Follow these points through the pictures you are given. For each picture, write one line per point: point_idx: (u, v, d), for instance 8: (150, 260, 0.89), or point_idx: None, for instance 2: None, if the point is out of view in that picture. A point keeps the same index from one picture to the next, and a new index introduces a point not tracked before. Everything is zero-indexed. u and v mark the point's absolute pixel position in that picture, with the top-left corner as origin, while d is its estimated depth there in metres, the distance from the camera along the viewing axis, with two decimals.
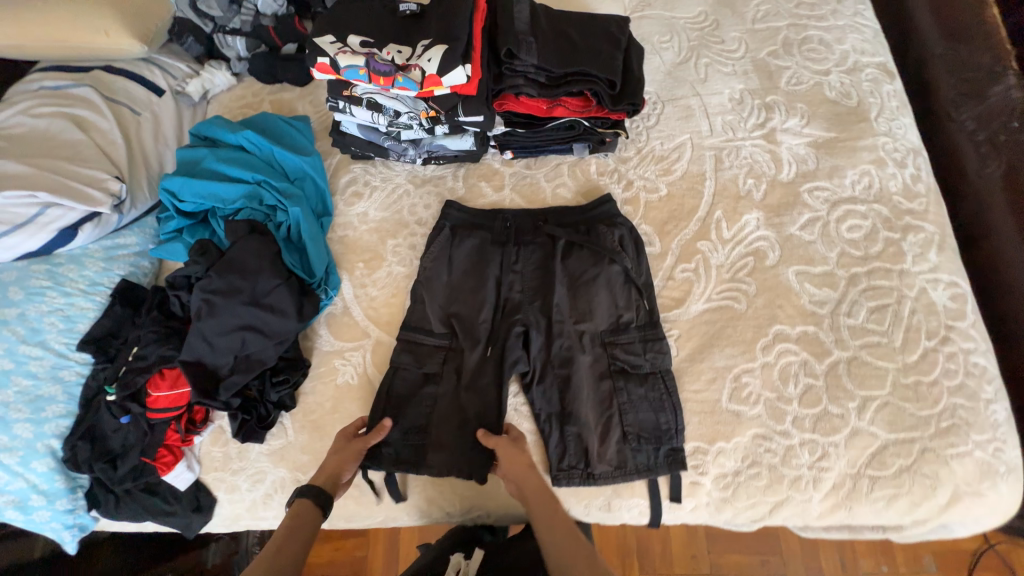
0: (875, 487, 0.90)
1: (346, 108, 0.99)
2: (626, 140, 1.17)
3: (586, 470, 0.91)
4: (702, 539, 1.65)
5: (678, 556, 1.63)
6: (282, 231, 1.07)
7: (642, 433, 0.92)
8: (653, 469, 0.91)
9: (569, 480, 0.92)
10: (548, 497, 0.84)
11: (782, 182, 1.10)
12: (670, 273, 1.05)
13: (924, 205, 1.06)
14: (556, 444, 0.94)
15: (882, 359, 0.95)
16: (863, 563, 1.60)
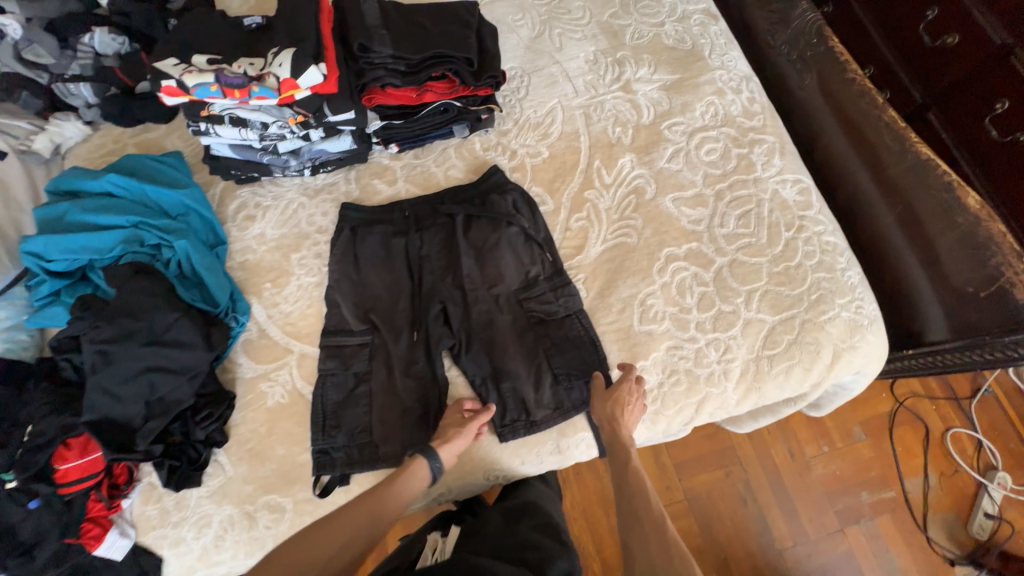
0: (774, 364, 1.03)
1: (209, 130, 0.97)
2: (502, 114, 1.24)
3: (528, 419, 0.96)
4: (671, 469, 1.76)
5: None
6: (173, 268, 1.02)
7: (573, 370, 0.98)
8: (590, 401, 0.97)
9: (514, 432, 0.96)
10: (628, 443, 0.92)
11: (645, 125, 1.21)
12: (567, 224, 1.13)
13: (762, 121, 1.22)
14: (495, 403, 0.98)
15: (755, 256, 1.08)
16: (807, 449, 1.79)
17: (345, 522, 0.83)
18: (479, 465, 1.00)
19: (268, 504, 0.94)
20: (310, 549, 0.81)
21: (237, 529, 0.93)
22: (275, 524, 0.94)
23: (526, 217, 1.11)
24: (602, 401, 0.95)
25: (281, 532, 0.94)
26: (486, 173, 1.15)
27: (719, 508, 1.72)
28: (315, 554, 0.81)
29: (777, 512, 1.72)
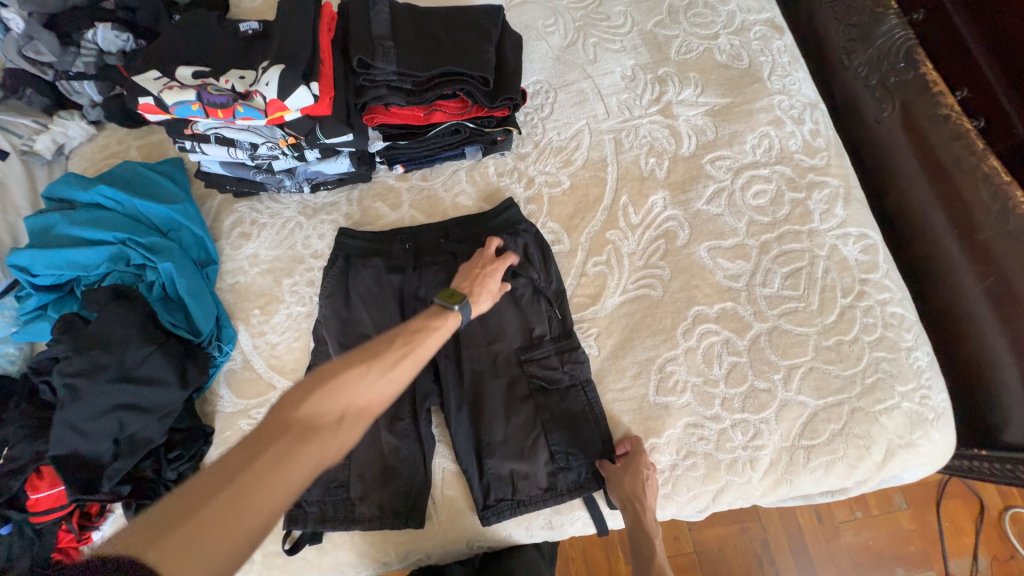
0: (812, 456, 0.87)
1: (195, 148, 0.89)
2: (522, 135, 1.11)
3: (515, 499, 0.88)
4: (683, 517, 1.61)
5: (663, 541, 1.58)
6: (157, 290, 0.97)
7: (571, 450, 0.89)
8: (590, 488, 0.88)
9: (499, 514, 0.88)
10: (647, 515, 0.85)
11: (683, 157, 1.05)
12: (583, 269, 1.01)
13: (826, 159, 1.03)
14: (481, 478, 0.90)
15: (801, 325, 0.92)
16: (838, 513, 1.60)
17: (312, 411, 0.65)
18: (462, 535, 0.91)
19: None
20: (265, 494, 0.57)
21: None
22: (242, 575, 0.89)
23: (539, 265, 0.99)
24: (619, 478, 0.86)
25: None
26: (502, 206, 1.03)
27: (731, 568, 1.56)
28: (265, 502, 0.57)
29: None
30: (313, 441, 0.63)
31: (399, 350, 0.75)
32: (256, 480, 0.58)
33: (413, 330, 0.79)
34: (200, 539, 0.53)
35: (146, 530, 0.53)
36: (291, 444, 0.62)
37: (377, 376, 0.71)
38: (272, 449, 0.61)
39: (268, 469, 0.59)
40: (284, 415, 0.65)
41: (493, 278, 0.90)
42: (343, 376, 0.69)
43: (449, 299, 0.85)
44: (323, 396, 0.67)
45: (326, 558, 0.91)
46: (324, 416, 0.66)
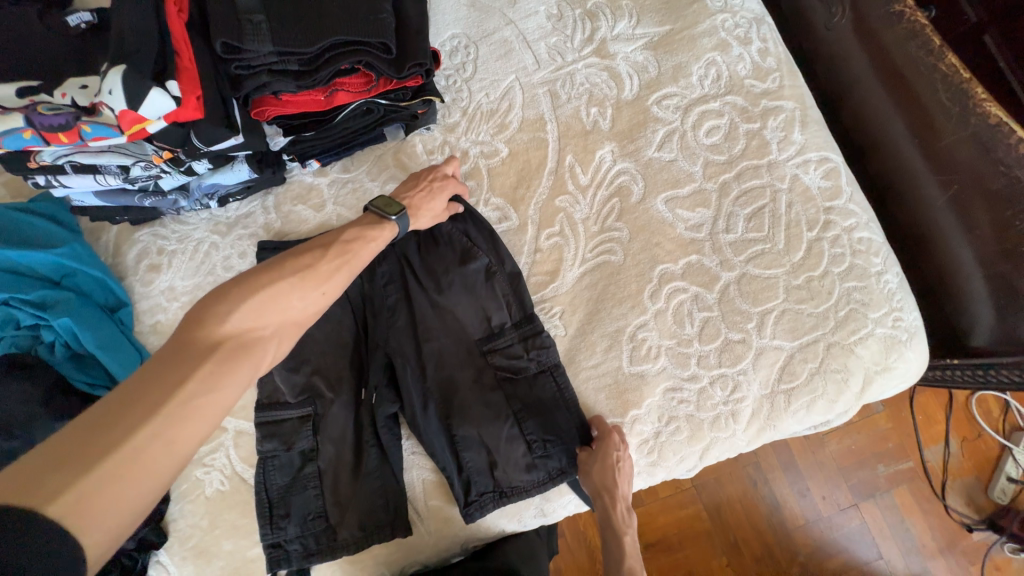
0: (792, 399, 0.86)
1: (53, 182, 0.75)
2: (446, 102, 0.98)
3: (497, 490, 0.85)
4: None
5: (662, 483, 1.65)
6: (60, 350, 0.84)
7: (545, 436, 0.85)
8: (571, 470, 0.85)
9: (482, 509, 0.84)
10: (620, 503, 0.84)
11: (627, 102, 0.95)
12: (536, 244, 0.92)
13: (778, 81, 0.95)
14: (460, 474, 0.85)
15: (770, 268, 0.87)
16: None
17: (242, 315, 0.62)
18: (453, 539, 0.89)
19: None
20: (207, 392, 0.56)
21: None
22: None
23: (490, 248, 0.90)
24: (588, 468, 0.82)
25: None
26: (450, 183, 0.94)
27: (728, 494, 1.63)
28: (216, 398, 0.56)
29: (790, 493, 1.63)
30: (241, 367, 0.60)
31: (337, 261, 0.73)
32: (199, 388, 0.55)
33: (355, 236, 0.76)
34: (110, 510, 0.47)
35: (13, 495, 0.43)
36: (218, 364, 0.58)
37: (313, 293, 0.69)
38: (189, 375, 0.55)
39: (203, 393, 0.55)
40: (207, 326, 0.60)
41: (436, 197, 0.86)
42: (273, 291, 0.65)
43: (387, 208, 0.80)
44: (249, 311, 0.63)
45: None
46: (254, 332, 0.63)
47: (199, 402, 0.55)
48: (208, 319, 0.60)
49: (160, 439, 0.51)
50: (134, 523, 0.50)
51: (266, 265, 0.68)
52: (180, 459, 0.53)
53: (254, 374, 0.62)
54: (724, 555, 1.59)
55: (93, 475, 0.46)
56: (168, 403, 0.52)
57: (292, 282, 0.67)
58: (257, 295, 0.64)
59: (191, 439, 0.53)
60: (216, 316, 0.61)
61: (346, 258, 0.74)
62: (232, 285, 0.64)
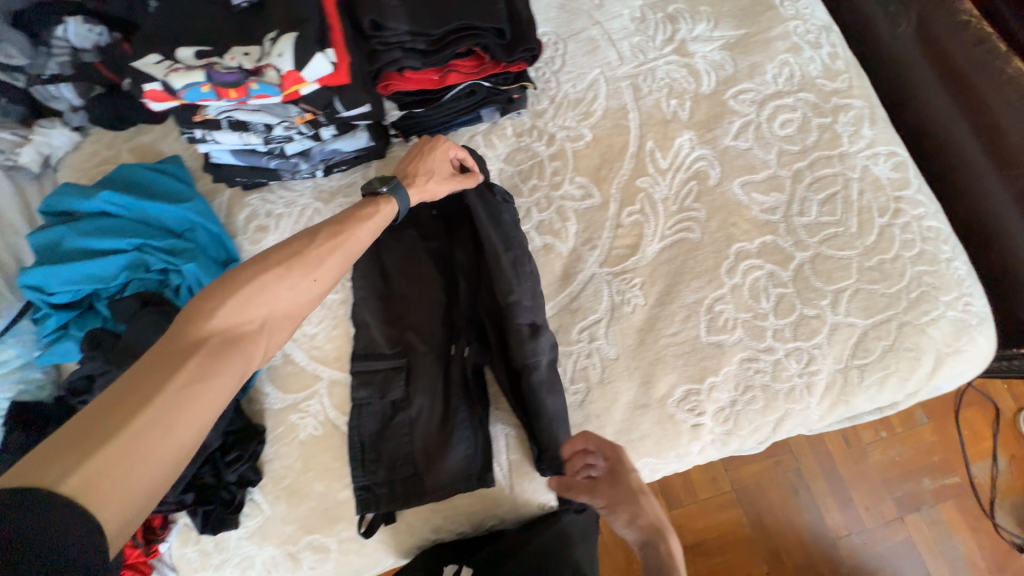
0: (865, 374, 0.89)
1: (206, 137, 0.86)
2: (536, 91, 1.07)
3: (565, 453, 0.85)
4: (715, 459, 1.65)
5: (699, 482, 1.62)
6: (183, 295, 0.92)
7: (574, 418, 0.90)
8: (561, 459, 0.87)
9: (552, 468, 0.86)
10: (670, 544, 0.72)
11: (705, 95, 1.03)
12: (618, 220, 0.99)
13: (847, 82, 1.02)
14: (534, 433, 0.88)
15: (843, 249, 0.93)
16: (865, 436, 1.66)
17: (226, 312, 0.69)
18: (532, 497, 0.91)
19: (311, 545, 0.89)
20: (201, 382, 0.63)
21: (282, 569, 0.88)
22: (320, 564, 0.89)
23: (505, 234, 0.93)
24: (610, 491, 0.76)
25: (326, 571, 0.89)
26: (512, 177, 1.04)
27: (768, 501, 1.61)
28: (209, 385, 0.64)
29: (830, 501, 1.61)
30: (229, 358, 0.67)
31: (327, 249, 0.78)
32: (191, 378, 0.63)
33: (347, 218, 0.82)
34: (121, 486, 0.54)
35: (35, 476, 0.51)
36: (206, 359, 0.65)
37: (302, 280, 0.75)
38: (182, 368, 0.63)
39: (195, 382, 0.63)
40: (195, 325, 0.67)
41: (434, 161, 0.91)
42: (260, 283, 0.72)
43: (380, 182, 0.86)
44: (234, 307, 0.70)
45: (402, 537, 0.91)
46: (242, 326, 0.70)
47: (192, 391, 0.62)
48: (199, 317, 0.68)
49: (159, 425, 0.58)
50: (145, 500, 0.56)
51: (255, 260, 0.75)
52: (182, 441, 0.60)
53: (245, 363, 0.69)
54: (765, 562, 1.56)
55: (101, 458, 0.54)
56: (160, 393, 0.60)
57: (278, 274, 0.73)
58: (242, 291, 0.71)
59: (187, 423, 0.60)
60: (204, 315, 0.68)
61: (336, 247, 0.78)
62: (217, 286, 0.71)
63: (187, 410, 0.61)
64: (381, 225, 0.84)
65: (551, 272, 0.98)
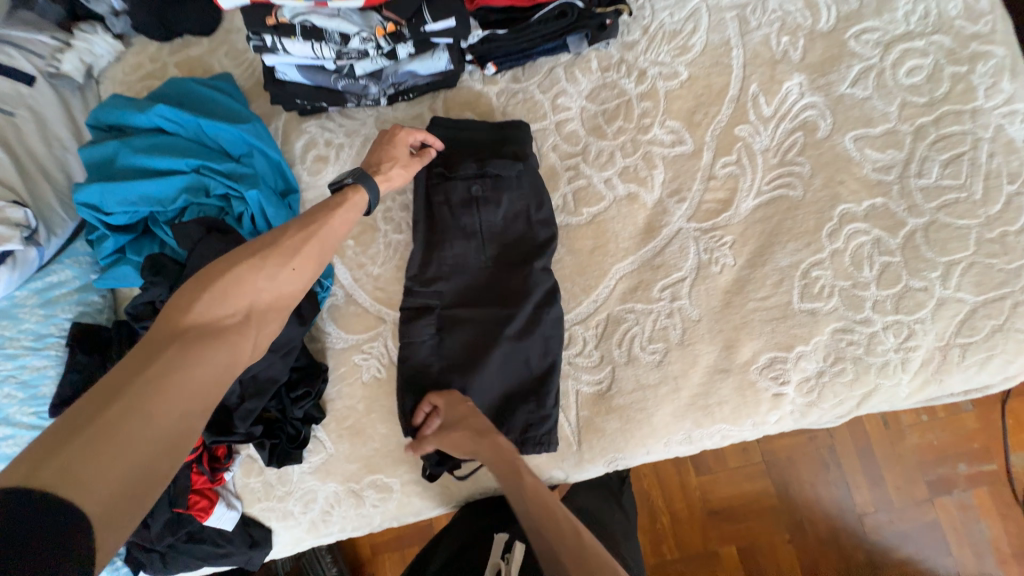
0: (967, 354, 0.83)
1: (276, 45, 0.81)
2: (628, 20, 0.96)
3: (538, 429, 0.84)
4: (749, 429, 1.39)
5: (730, 450, 1.40)
6: (246, 223, 0.87)
7: (492, 403, 0.86)
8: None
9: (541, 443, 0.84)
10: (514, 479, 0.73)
11: (822, 34, 0.91)
12: (710, 171, 0.90)
13: (991, 24, 0.88)
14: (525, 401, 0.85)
15: (962, 218, 0.84)
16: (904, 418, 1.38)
17: (202, 301, 0.60)
18: (600, 456, 0.87)
19: (374, 484, 0.88)
20: (185, 368, 0.53)
21: (345, 506, 0.89)
22: (383, 503, 0.88)
23: (428, 217, 0.91)
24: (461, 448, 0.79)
25: (388, 510, 0.89)
26: (500, 129, 0.92)
27: (797, 472, 1.37)
28: (194, 371, 0.54)
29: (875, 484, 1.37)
30: (216, 344, 0.57)
31: (303, 236, 0.68)
32: (171, 365, 0.53)
33: (316, 210, 0.72)
34: (101, 480, 0.44)
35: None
36: (188, 347, 0.55)
37: (280, 270, 0.66)
38: (161, 355, 0.53)
39: (179, 366, 0.53)
40: (173, 317, 0.58)
41: (397, 146, 0.84)
42: (241, 272, 0.62)
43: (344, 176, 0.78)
44: (214, 296, 0.61)
45: (464, 484, 0.89)
46: (225, 316, 0.61)
47: (176, 377, 0.52)
48: (175, 309, 0.59)
49: (139, 412, 0.48)
50: (135, 497, 0.46)
51: (229, 256, 0.66)
52: (169, 431, 0.50)
53: (235, 352, 0.59)
54: (788, 532, 1.35)
55: (72, 451, 0.44)
56: (137, 380, 0.50)
57: (253, 262, 0.64)
58: (219, 280, 0.62)
59: (173, 411, 0.50)
60: (181, 308, 0.59)
61: (309, 235, 0.69)
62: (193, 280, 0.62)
63: (174, 403, 0.51)
64: (351, 216, 0.75)
65: (633, 225, 0.91)
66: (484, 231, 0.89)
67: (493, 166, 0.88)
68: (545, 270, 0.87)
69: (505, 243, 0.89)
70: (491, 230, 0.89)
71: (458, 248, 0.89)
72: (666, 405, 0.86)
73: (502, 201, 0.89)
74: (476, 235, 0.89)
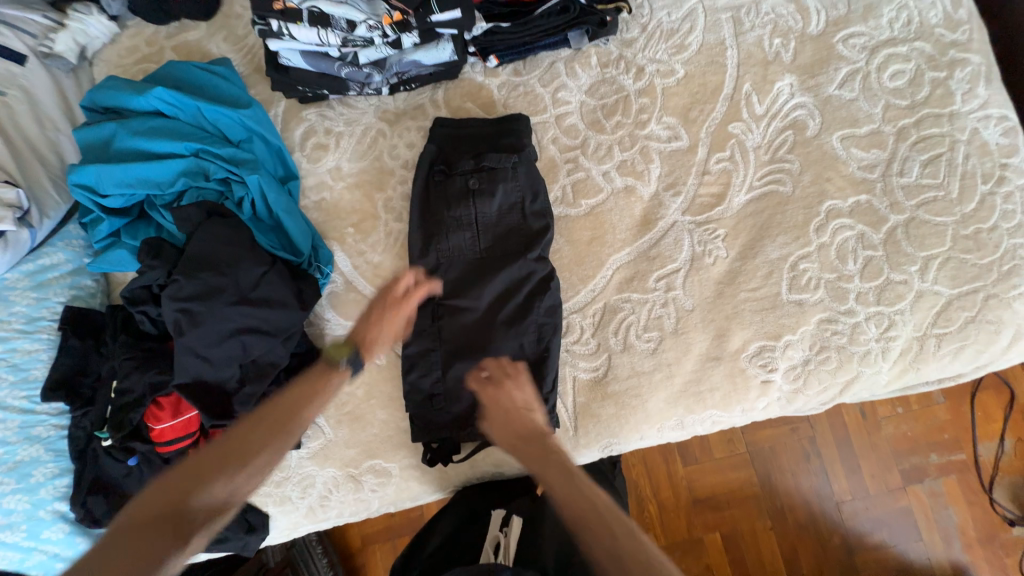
0: (942, 344, 0.88)
1: (282, 30, 0.82)
2: (627, 17, 0.98)
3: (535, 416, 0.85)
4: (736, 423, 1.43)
5: (716, 443, 1.43)
6: (247, 209, 0.87)
7: None
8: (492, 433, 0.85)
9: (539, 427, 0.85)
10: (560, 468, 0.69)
11: (812, 37, 0.95)
12: (705, 167, 0.93)
13: (968, 33, 0.93)
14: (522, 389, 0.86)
15: (940, 215, 0.89)
16: (881, 411, 1.43)
17: (180, 473, 0.66)
18: (595, 441, 0.89)
19: (373, 469, 0.90)
20: (138, 554, 0.58)
21: (343, 491, 0.90)
22: (381, 488, 0.90)
23: (427, 210, 0.91)
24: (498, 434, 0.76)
25: (386, 495, 0.90)
26: (498, 121, 0.93)
27: (780, 463, 1.42)
28: (143, 556, 0.58)
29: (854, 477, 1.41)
30: (179, 530, 0.61)
31: (276, 429, 0.72)
32: (132, 551, 0.58)
33: (297, 396, 0.76)
34: None
35: None
36: (154, 535, 0.60)
37: (255, 474, 0.69)
38: (127, 546, 0.59)
39: (139, 556, 0.58)
40: (155, 500, 0.63)
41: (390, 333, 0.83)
42: (213, 466, 0.66)
43: (337, 351, 0.80)
44: (189, 475, 0.65)
45: (462, 468, 0.91)
46: (195, 507, 0.63)
47: (125, 561, 0.57)
48: (154, 493, 0.64)
49: None
50: None
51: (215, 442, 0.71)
52: None
53: (196, 534, 0.62)
54: (770, 519, 1.40)
55: None
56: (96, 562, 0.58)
57: (239, 452, 0.68)
58: (195, 462, 0.67)
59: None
60: (164, 485, 0.65)
61: (279, 424, 0.73)
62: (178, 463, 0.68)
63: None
64: (315, 411, 0.77)
65: (630, 217, 0.93)
66: (480, 222, 0.89)
67: (490, 159, 0.89)
68: (541, 260, 0.88)
69: (499, 234, 0.89)
70: (487, 221, 0.89)
71: (454, 240, 0.89)
72: (660, 392, 0.89)
73: (499, 190, 0.89)
74: (472, 227, 0.89)
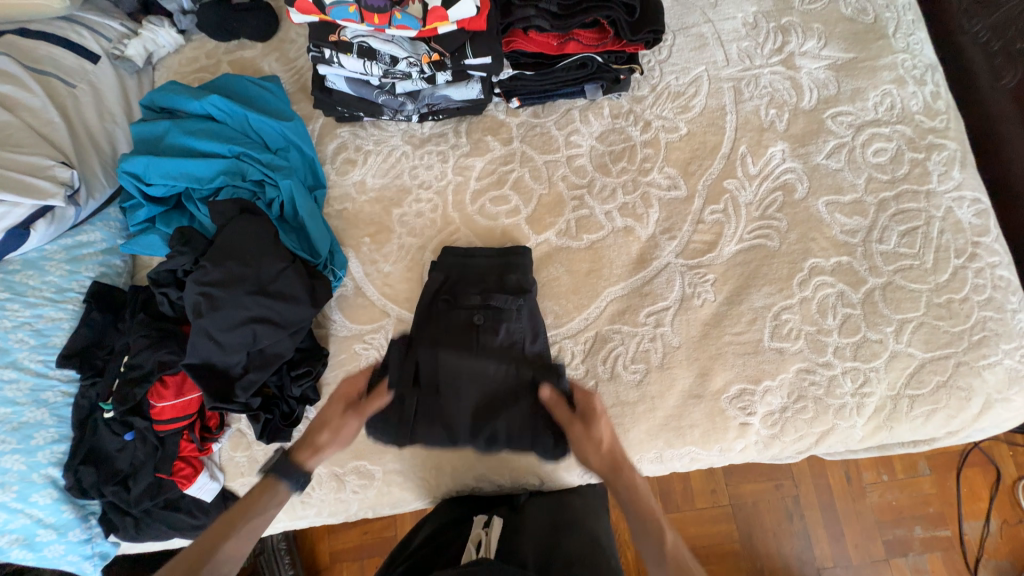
0: (915, 405, 0.92)
1: (333, 58, 0.92)
2: (638, 77, 1.09)
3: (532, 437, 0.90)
4: (721, 471, 1.44)
5: (698, 491, 1.43)
6: (275, 209, 0.95)
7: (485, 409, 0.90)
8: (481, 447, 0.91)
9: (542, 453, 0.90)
10: (624, 469, 0.82)
11: (804, 111, 1.05)
12: (700, 216, 1.01)
13: (946, 122, 1.03)
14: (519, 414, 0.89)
15: (915, 282, 0.95)
16: (866, 476, 1.43)
17: None
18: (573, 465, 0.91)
19: (357, 470, 0.92)
20: None
21: (325, 489, 0.92)
22: (363, 490, 0.92)
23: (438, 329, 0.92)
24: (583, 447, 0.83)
25: (366, 498, 0.92)
26: (505, 255, 0.97)
27: (762, 521, 1.41)
28: None
29: (836, 542, 1.39)
30: None
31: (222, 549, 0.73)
32: None
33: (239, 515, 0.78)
34: None
35: None
36: None
37: None
38: None
39: None
40: None
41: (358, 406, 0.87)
42: None
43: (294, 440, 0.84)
44: None
45: (444, 479, 0.93)
46: None
47: None
48: None
49: None
50: None
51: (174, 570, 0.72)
52: None
53: None
54: None
55: None
56: None
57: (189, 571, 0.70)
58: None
59: None
60: None
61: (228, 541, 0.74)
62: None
63: None
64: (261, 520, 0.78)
65: (627, 254, 1.00)
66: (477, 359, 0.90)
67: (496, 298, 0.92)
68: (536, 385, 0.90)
69: (494, 366, 0.90)
70: (486, 341, 0.91)
71: (446, 357, 0.90)
72: (641, 423, 0.92)
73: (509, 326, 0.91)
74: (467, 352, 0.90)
